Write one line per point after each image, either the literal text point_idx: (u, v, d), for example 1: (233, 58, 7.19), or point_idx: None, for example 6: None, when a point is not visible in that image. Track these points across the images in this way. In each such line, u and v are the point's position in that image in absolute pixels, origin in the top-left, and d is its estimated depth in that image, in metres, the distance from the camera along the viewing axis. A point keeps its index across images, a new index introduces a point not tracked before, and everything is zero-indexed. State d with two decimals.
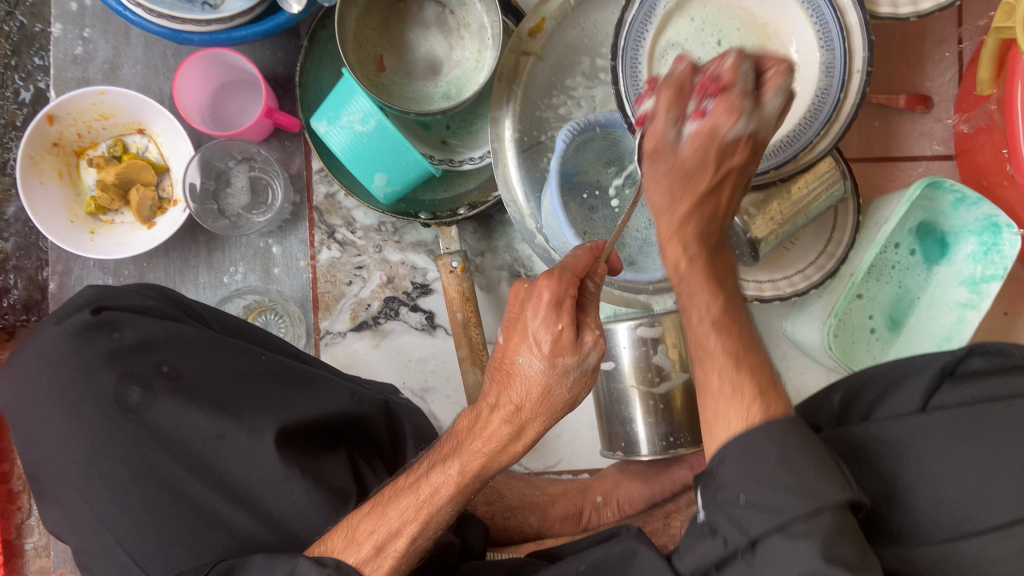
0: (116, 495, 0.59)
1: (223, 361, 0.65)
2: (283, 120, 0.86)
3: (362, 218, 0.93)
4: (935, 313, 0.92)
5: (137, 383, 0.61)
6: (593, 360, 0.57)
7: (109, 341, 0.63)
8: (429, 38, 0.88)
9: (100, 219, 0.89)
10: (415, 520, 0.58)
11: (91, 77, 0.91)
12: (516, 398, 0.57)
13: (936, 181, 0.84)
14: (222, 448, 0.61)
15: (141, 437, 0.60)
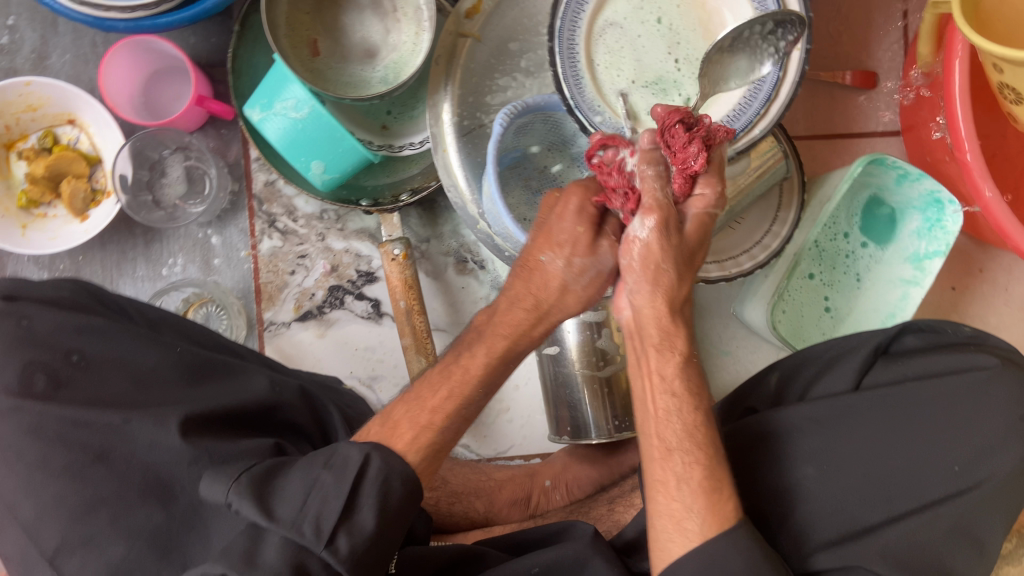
0: (31, 494, 0.58)
1: (132, 355, 0.64)
2: (215, 108, 0.83)
3: (303, 206, 0.92)
4: (881, 289, 0.92)
5: (43, 371, 0.61)
6: (611, 264, 0.58)
7: (18, 329, 0.62)
8: (367, 22, 0.87)
9: (32, 213, 0.86)
10: (449, 409, 0.59)
11: (19, 66, 0.88)
12: (537, 290, 0.58)
13: (878, 157, 0.84)
14: (128, 432, 0.59)
15: (41, 426, 0.59)
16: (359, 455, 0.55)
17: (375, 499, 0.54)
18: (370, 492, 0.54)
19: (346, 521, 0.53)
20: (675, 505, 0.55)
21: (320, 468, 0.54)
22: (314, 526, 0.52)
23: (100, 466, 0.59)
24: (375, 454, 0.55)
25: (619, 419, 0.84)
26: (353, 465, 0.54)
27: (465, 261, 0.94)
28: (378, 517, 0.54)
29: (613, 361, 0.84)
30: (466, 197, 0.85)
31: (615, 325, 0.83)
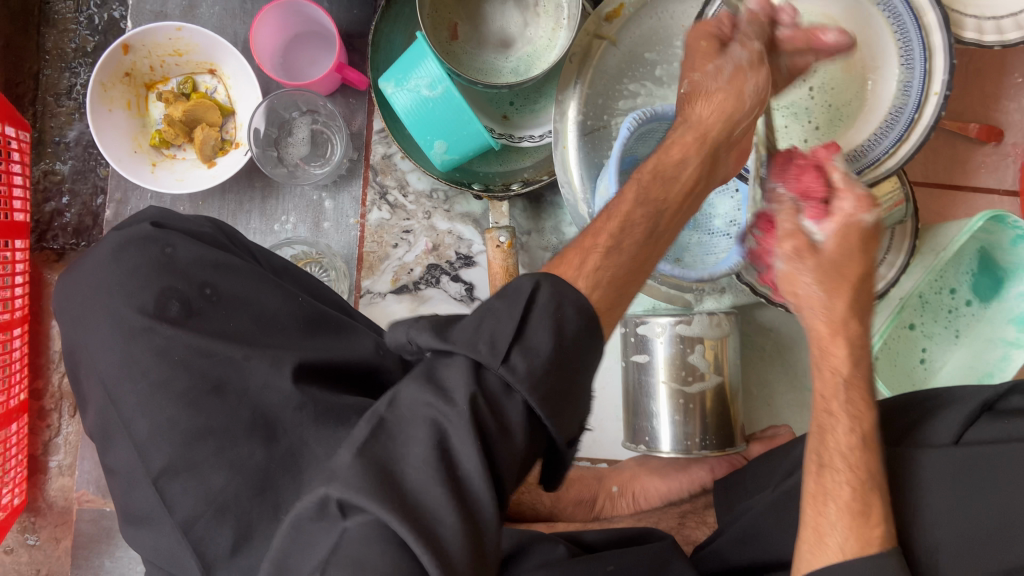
0: (149, 413, 0.60)
1: (258, 298, 0.66)
2: (351, 77, 0.87)
3: (415, 182, 0.94)
4: (980, 349, 0.90)
5: (178, 298, 0.63)
6: (745, 57, 0.66)
7: (161, 255, 0.65)
8: (507, 12, 0.88)
9: (162, 153, 0.90)
10: (619, 259, 0.53)
11: (169, 11, 0.91)
12: (688, 162, 0.62)
13: (997, 214, 0.82)
14: (245, 368, 0.60)
15: (168, 350, 0.61)
16: (530, 285, 0.47)
17: (550, 322, 0.46)
18: (542, 315, 0.46)
19: (520, 342, 0.45)
20: (820, 519, 0.58)
21: (493, 301, 0.48)
22: (489, 343, 0.45)
23: (214, 397, 0.60)
24: (544, 283, 0.47)
25: (703, 436, 0.84)
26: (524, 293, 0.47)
27: None
28: (556, 342, 0.46)
29: (702, 378, 0.84)
30: (579, 196, 0.86)
31: (709, 342, 0.83)
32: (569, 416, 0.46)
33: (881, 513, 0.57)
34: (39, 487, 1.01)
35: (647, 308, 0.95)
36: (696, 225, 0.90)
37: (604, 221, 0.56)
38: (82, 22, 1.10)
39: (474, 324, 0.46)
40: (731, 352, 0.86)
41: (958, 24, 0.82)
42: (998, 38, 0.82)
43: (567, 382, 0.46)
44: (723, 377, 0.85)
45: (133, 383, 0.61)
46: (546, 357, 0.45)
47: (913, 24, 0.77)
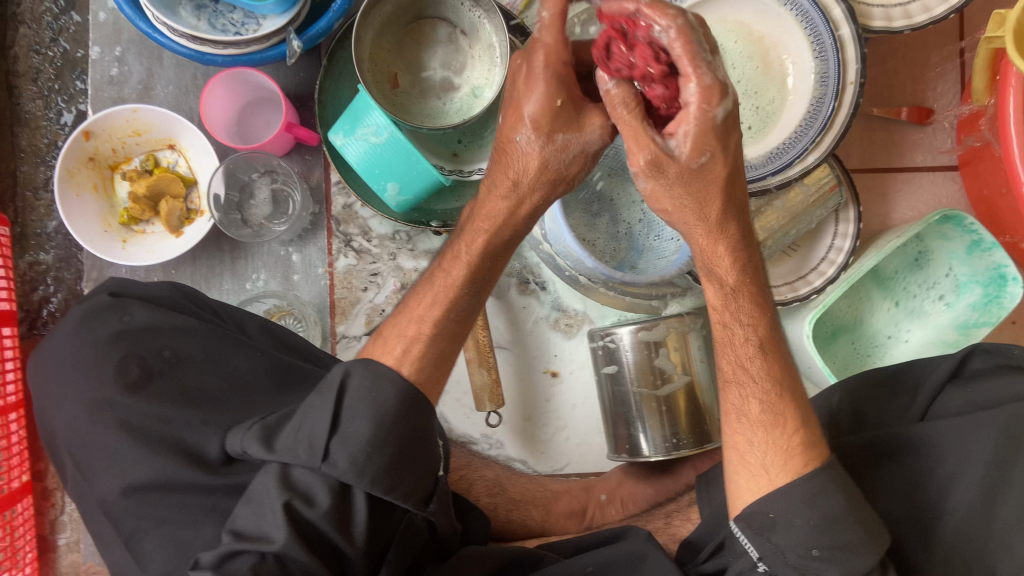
0: (122, 472, 0.63)
1: (220, 358, 0.70)
2: (302, 134, 0.90)
3: (377, 227, 0.98)
4: (922, 345, 0.95)
5: (137, 363, 0.67)
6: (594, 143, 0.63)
7: (120, 323, 0.69)
8: (443, 57, 0.93)
9: (132, 229, 0.95)
10: (434, 314, 0.67)
11: (127, 96, 0.97)
12: (515, 172, 0.64)
13: (953, 215, 0.87)
14: (203, 434, 0.65)
15: (129, 420, 0.65)
16: (340, 375, 0.60)
17: (368, 411, 0.57)
18: (355, 403, 0.58)
19: (338, 433, 0.57)
20: (740, 438, 0.66)
21: (311, 396, 0.60)
22: (309, 447, 0.57)
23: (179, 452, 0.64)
24: (353, 371, 0.60)
25: (677, 436, 0.86)
26: (337, 387, 0.59)
27: (528, 282, 0.99)
28: (373, 424, 0.57)
29: (670, 380, 0.86)
30: None
31: (672, 345, 0.86)
32: (416, 464, 0.59)
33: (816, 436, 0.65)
34: (49, 567, 1.03)
35: (615, 319, 0.98)
36: (643, 232, 0.93)
37: (451, 261, 0.69)
38: None
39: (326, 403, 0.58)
40: (696, 351, 0.88)
41: (866, 15, 0.87)
42: (906, 22, 0.86)
43: (400, 448, 0.58)
44: (691, 377, 0.87)
45: (98, 455, 0.65)
46: (364, 440, 0.56)
47: (821, 20, 0.82)
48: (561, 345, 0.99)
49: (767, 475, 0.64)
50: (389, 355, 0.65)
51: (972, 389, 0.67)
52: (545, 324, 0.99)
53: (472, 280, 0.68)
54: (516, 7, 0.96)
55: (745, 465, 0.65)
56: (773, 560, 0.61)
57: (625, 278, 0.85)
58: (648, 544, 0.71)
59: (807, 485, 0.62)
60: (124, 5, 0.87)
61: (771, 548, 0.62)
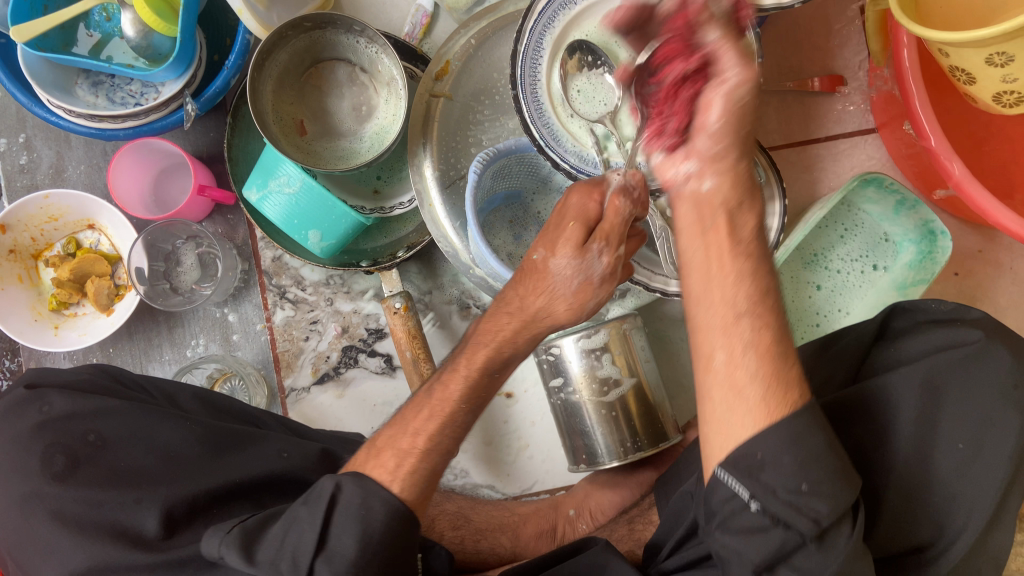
0: (58, 562, 0.62)
1: (151, 431, 0.68)
2: (216, 195, 0.89)
3: (310, 275, 0.97)
4: (865, 311, 0.96)
5: (63, 452, 0.65)
6: (600, 271, 0.60)
7: (40, 414, 0.68)
8: (349, 97, 0.93)
9: (63, 313, 0.93)
10: (431, 428, 0.63)
11: (40, 182, 0.96)
12: (523, 292, 0.63)
13: (871, 178, 0.87)
14: (138, 512, 0.63)
15: (60, 510, 0.63)
16: (331, 484, 0.58)
17: (356, 527, 0.57)
18: (344, 518, 0.57)
19: (324, 551, 0.56)
20: (737, 371, 0.52)
21: (298, 506, 0.58)
22: (292, 563, 0.55)
23: (113, 535, 0.62)
24: (346, 483, 0.58)
25: (634, 439, 0.85)
26: (326, 499, 0.57)
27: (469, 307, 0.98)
28: (360, 545, 0.56)
29: (618, 384, 0.85)
30: (458, 246, 0.90)
31: (616, 349, 0.85)
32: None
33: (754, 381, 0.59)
34: None
35: None
36: None
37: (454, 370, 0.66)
38: None
39: (297, 524, 0.57)
40: (640, 351, 0.88)
41: None
42: None
43: (385, 572, 0.57)
44: (639, 378, 0.87)
45: (33, 549, 0.63)
46: (349, 560, 0.55)
47: None
48: (511, 364, 0.98)
49: (752, 419, 0.51)
50: (381, 470, 0.61)
51: (898, 350, 0.67)
52: None
53: (472, 395, 0.65)
54: (416, 37, 0.96)
55: (740, 398, 0.51)
56: (767, 500, 0.51)
57: None
58: (607, 553, 0.70)
59: (788, 435, 0.53)
60: (16, 92, 0.86)
61: (762, 488, 0.51)
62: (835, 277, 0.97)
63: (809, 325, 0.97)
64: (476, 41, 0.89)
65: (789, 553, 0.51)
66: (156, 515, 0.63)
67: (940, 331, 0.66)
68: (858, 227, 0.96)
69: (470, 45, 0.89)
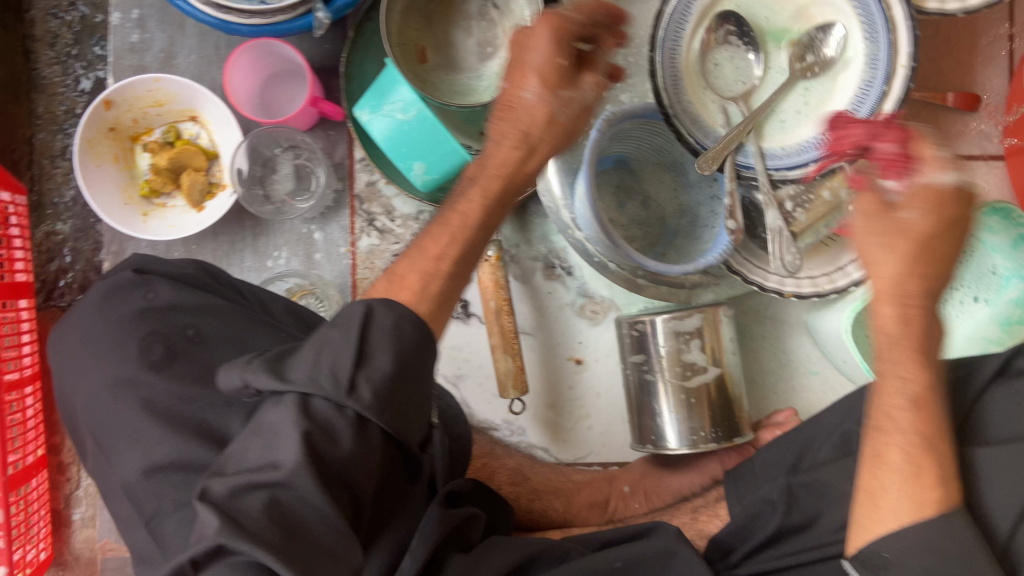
0: (142, 449, 0.60)
1: (245, 336, 0.67)
2: (327, 109, 0.88)
3: (401, 206, 0.95)
4: (960, 341, 0.92)
5: (162, 342, 0.65)
6: (592, 98, 0.65)
7: (144, 300, 0.67)
8: (476, 33, 0.90)
9: (152, 202, 0.92)
10: (451, 255, 0.61)
11: (148, 65, 0.94)
12: (522, 123, 0.63)
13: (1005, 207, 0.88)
14: (226, 414, 0.61)
15: (152, 399, 0.62)
16: (363, 308, 0.53)
17: (392, 346, 0.52)
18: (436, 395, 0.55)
19: (364, 366, 0.51)
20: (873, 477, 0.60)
21: (328, 331, 0.52)
22: (333, 376, 0.50)
23: (201, 433, 0.60)
24: (377, 307, 0.54)
25: (708, 429, 0.83)
26: (360, 321, 0.52)
27: (554, 267, 0.96)
28: (395, 358, 0.52)
29: (701, 372, 0.83)
30: (561, 204, 0.88)
31: (705, 336, 0.83)
32: (414, 425, 0.53)
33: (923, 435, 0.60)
34: (63, 542, 1.02)
35: (642, 307, 0.96)
36: (678, 218, 0.90)
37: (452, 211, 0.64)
38: (70, 84, 1.14)
39: (323, 350, 0.51)
40: (728, 342, 0.86)
41: None
42: (960, 5, 0.82)
43: (410, 392, 0.53)
44: (723, 369, 0.84)
45: (119, 432, 0.62)
46: (388, 375, 0.51)
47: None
48: (586, 332, 0.97)
49: (900, 516, 0.57)
50: (406, 291, 0.58)
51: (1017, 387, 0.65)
52: (570, 311, 0.97)
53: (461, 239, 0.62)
54: None
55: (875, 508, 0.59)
56: None
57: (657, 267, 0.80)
58: (678, 542, 0.69)
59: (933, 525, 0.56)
60: None
61: None
62: (930, 304, 0.93)
63: None
64: None
65: None
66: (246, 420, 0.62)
67: None
68: (969, 255, 0.91)
69: None
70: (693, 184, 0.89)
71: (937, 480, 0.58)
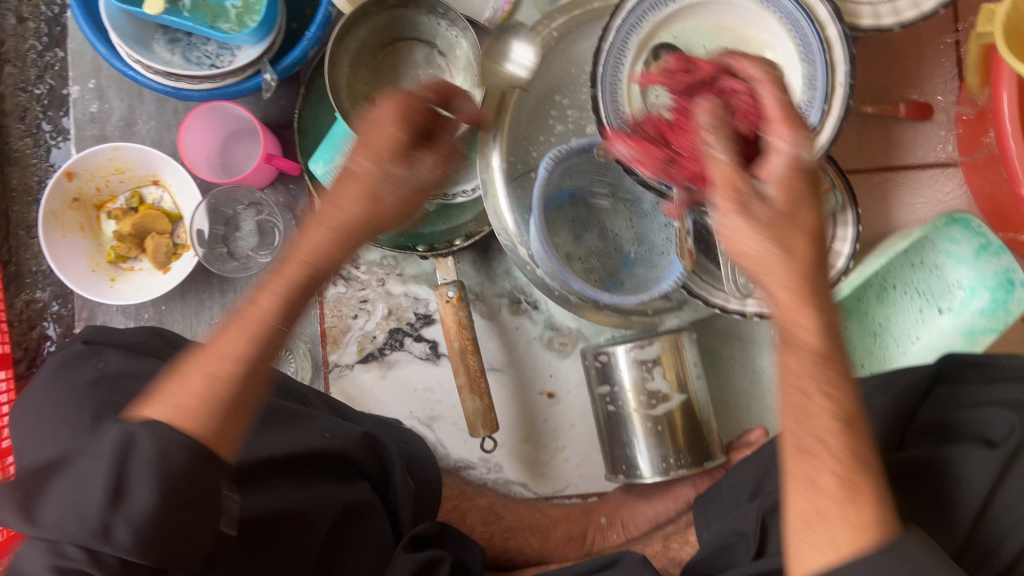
0: None
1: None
2: (282, 165, 0.89)
3: (365, 253, 0.97)
4: (927, 352, 0.92)
5: (110, 409, 0.63)
6: (430, 162, 0.59)
7: (93, 371, 0.68)
8: (424, 81, 0.91)
9: (120, 267, 0.94)
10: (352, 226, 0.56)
11: (110, 133, 0.97)
12: (385, 149, 0.57)
13: (954, 217, 0.86)
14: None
15: None
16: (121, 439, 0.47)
17: (149, 474, 0.47)
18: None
19: (119, 502, 0.47)
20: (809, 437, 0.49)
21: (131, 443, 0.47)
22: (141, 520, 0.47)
23: None
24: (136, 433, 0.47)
25: (677, 456, 0.84)
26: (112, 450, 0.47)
27: (519, 302, 0.97)
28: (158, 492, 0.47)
29: (666, 399, 0.84)
30: (517, 241, 0.88)
31: (668, 363, 0.84)
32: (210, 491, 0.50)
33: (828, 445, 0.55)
34: None
35: (610, 336, 0.97)
36: (636, 246, 0.91)
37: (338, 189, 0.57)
38: None
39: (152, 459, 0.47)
40: (692, 367, 0.86)
41: (852, 13, 0.83)
42: (895, 19, 0.82)
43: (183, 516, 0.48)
44: (688, 394, 0.85)
45: None
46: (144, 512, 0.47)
47: (806, 22, 0.78)
48: (556, 364, 0.97)
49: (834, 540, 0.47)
50: (188, 394, 0.50)
51: (957, 397, 0.67)
52: (539, 344, 0.98)
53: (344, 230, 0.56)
54: (495, 22, 0.93)
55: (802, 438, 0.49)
56: None
57: (614, 298, 0.80)
58: None
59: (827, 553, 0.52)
60: (97, 44, 0.85)
61: None
62: (892, 314, 0.95)
63: (861, 361, 0.95)
64: (558, 33, 0.88)
65: None
66: None
67: (1010, 387, 0.64)
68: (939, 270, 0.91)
69: (552, 37, 0.87)
70: (648, 212, 0.91)
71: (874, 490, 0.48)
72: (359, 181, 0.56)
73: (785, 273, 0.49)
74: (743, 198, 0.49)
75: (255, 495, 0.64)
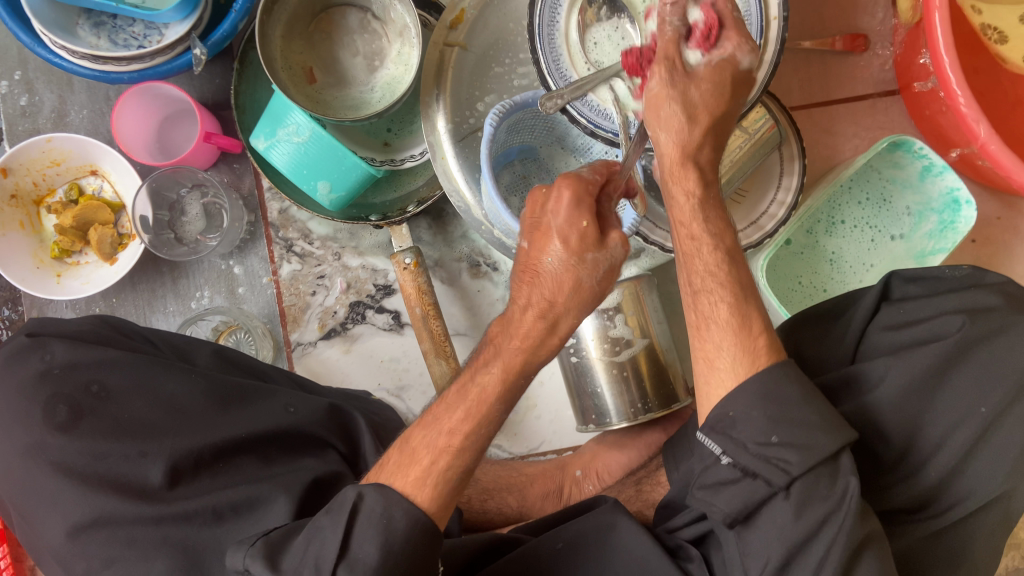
0: (59, 508, 0.60)
1: (152, 382, 0.67)
2: (222, 142, 0.87)
3: (317, 228, 0.95)
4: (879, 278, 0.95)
5: (67, 402, 0.64)
6: (619, 257, 0.59)
7: (41, 363, 0.67)
8: (361, 47, 0.90)
9: (65, 262, 0.92)
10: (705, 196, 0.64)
11: (42, 126, 0.94)
12: (549, 294, 0.58)
13: (903, 139, 0.85)
14: (142, 465, 0.62)
15: (64, 461, 0.61)
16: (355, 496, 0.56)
17: (377, 536, 0.54)
18: (367, 525, 0.55)
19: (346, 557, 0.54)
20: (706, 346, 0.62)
21: (320, 518, 0.56)
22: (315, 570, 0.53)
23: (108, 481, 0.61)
24: (368, 491, 0.56)
25: (643, 401, 0.85)
26: (349, 509, 0.55)
27: (478, 265, 0.97)
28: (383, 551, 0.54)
29: (630, 344, 0.84)
30: (471, 201, 0.87)
31: (629, 310, 0.84)
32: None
33: (758, 327, 0.61)
34: None
35: None
36: None
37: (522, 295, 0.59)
38: None
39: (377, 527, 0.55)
40: (652, 312, 0.86)
41: None
42: None
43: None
44: (651, 338, 0.85)
45: (38, 500, 0.62)
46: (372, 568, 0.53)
47: None
48: None
49: (732, 375, 0.60)
50: (416, 467, 0.58)
51: (904, 309, 0.66)
52: (501, 305, 0.97)
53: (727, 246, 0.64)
54: None
55: (713, 371, 0.61)
56: (736, 456, 0.57)
57: None
58: (615, 514, 0.70)
59: (760, 381, 0.58)
60: (18, 33, 0.82)
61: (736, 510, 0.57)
62: (844, 244, 0.96)
63: (817, 292, 0.96)
64: None
65: (754, 509, 0.57)
66: (162, 465, 0.62)
67: (950, 296, 0.64)
68: (885, 200, 0.94)
69: None
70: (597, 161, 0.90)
71: (762, 330, 0.61)
72: (559, 294, 0.58)
73: (703, 164, 0.63)
74: (672, 64, 0.60)
75: (219, 473, 0.65)
